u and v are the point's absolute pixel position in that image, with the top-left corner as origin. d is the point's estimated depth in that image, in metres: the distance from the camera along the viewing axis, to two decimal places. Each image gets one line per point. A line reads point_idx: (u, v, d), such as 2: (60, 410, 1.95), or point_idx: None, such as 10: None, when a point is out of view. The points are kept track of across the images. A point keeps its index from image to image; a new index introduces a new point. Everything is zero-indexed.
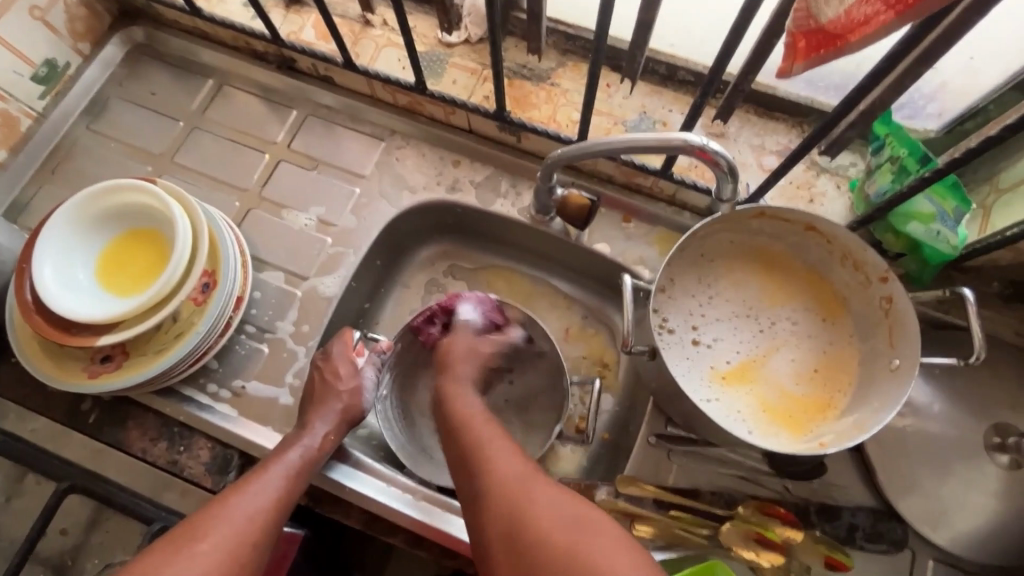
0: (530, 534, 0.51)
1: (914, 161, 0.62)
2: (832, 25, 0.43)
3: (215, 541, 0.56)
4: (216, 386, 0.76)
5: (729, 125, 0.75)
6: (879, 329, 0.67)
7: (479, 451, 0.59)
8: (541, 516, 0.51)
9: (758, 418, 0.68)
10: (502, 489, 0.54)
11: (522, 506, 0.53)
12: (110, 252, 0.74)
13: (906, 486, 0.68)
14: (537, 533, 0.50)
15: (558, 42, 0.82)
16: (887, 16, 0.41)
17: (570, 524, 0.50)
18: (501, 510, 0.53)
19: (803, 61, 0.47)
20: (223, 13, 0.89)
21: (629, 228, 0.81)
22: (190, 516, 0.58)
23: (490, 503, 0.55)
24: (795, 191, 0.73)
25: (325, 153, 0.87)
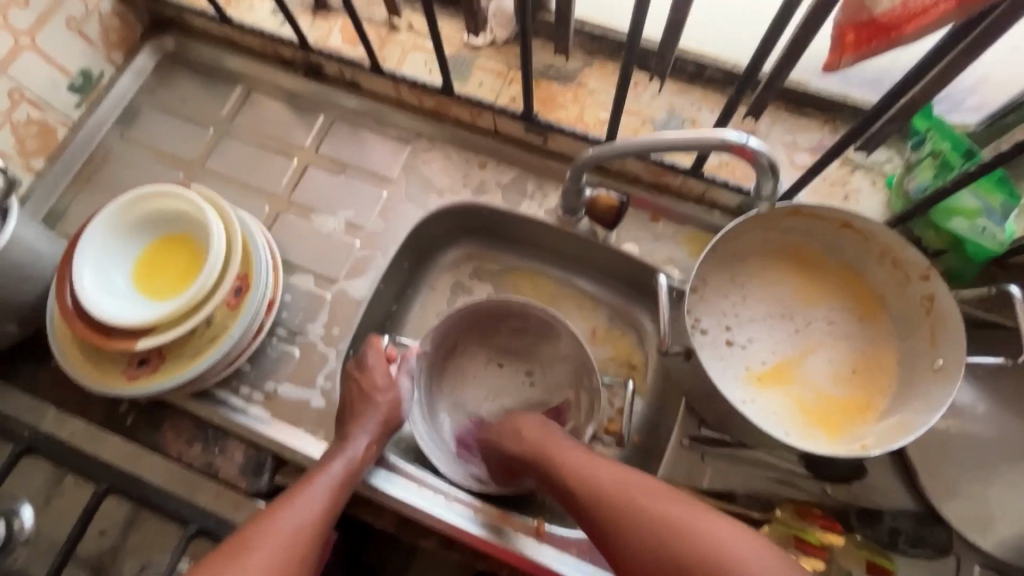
0: (656, 523, 0.55)
1: (957, 155, 0.61)
2: (885, 17, 0.43)
3: (266, 555, 0.57)
4: (249, 388, 0.77)
5: (760, 123, 0.74)
6: (919, 328, 0.66)
7: (577, 469, 0.63)
8: (655, 512, 0.56)
9: (796, 420, 0.66)
10: (612, 493, 0.59)
11: (635, 503, 0.57)
12: (145, 257, 0.75)
13: (949, 489, 0.67)
14: (659, 524, 0.55)
15: (584, 42, 0.82)
16: (945, 6, 0.40)
17: (687, 515, 0.55)
18: (617, 511, 0.57)
19: (851, 54, 0.46)
20: (252, 21, 0.91)
21: (657, 227, 0.80)
22: (239, 527, 0.59)
23: (601, 508, 0.59)
24: (829, 187, 0.71)
25: (353, 157, 0.88)
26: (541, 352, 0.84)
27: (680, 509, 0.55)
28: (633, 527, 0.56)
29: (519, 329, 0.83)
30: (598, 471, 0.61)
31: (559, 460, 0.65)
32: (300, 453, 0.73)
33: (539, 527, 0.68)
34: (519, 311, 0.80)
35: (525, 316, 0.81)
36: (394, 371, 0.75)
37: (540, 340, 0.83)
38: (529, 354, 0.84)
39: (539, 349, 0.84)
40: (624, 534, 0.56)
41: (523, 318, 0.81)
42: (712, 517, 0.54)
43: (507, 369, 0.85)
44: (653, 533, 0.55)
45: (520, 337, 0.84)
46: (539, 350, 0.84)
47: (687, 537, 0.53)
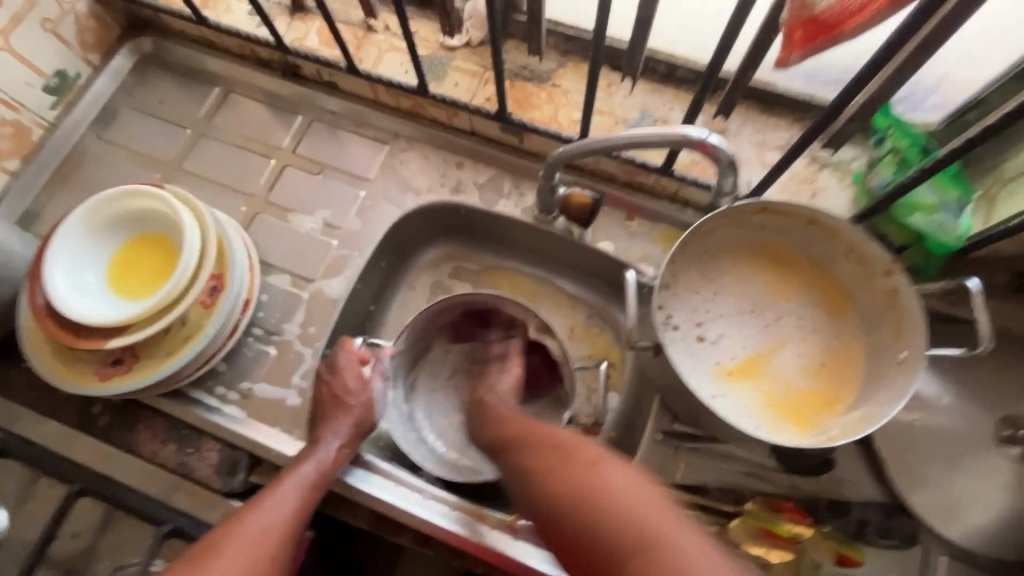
0: (552, 462, 0.55)
1: (914, 152, 0.63)
2: (829, 14, 0.44)
3: (230, 555, 0.56)
4: (224, 388, 0.77)
5: (730, 122, 0.76)
6: (885, 323, 0.67)
7: (511, 420, 0.67)
8: (559, 453, 0.56)
9: (764, 414, 0.67)
10: (533, 438, 0.60)
11: (547, 446, 0.58)
12: (118, 257, 0.75)
13: (917, 481, 0.67)
14: (557, 464, 0.55)
15: (558, 43, 0.83)
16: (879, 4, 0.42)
17: (581, 458, 0.54)
18: (529, 451, 0.59)
19: (800, 50, 0.48)
20: (229, 22, 0.91)
21: (632, 225, 0.81)
22: (206, 534, 0.58)
23: (521, 452, 0.60)
24: (797, 184, 0.73)
25: (330, 157, 0.88)
26: (518, 350, 0.84)
27: (576, 454, 0.54)
28: (536, 466, 0.57)
29: (496, 327, 0.84)
30: (530, 424, 0.64)
31: (497, 417, 0.70)
32: (274, 452, 0.73)
33: (513, 522, 0.68)
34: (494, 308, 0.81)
35: (503, 313, 0.82)
36: (367, 373, 0.75)
37: (517, 337, 0.84)
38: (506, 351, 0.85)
39: (516, 347, 0.84)
40: (529, 473, 0.57)
41: (501, 315, 0.82)
42: (606, 464, 0.52)
43: (486, 366, 0.86)
44: (546, 470, 0.55)
45: (497, 335, 0.85)
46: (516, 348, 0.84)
47: (571, 479, 0.52)
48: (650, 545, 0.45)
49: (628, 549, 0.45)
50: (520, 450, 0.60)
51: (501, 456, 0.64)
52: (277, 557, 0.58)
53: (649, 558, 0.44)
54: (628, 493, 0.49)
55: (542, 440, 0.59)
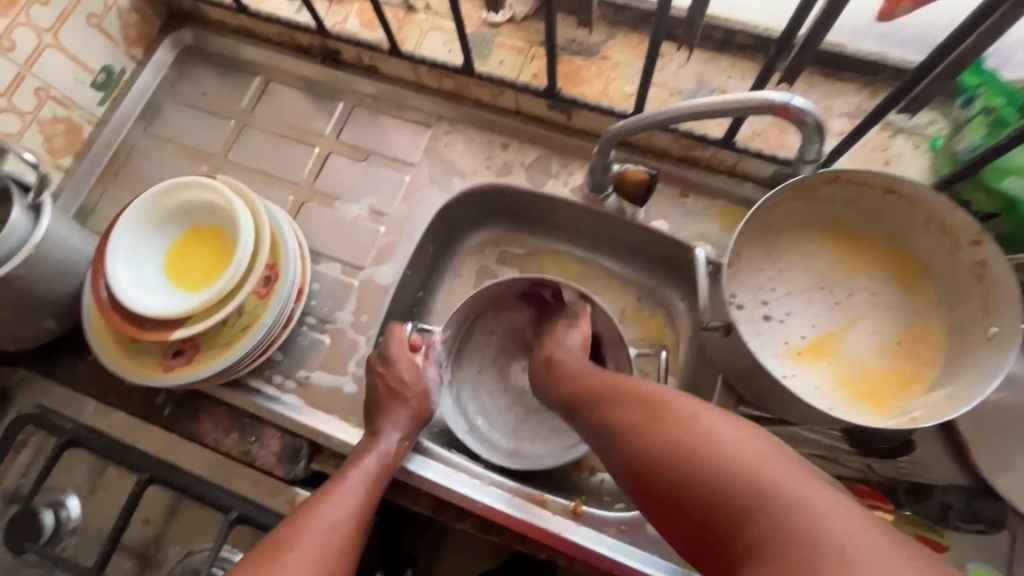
0: (648, 419, 0.51)
1: (1012, 111, 0.57)
2: None
3: (301, 550, 0.56)
4: (281, 376, 0.77)
5: (794, 88, 0.71)
6: (969, 297, 0.63)
7: (590, 375, 0.63)
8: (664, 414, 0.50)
9: (838, 394, 0.65)
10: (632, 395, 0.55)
11: (653, 406, 0.52)
12: (174, 250, 0.75)
13: (1002, 463, 0.64)
14: (663, 423, 0.49)
15: (607, 14, 0.79)
16: None
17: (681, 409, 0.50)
18: (611, 403, 0.56)
19: None
20: (269, 9, 0.90)
21: (687, 202, 0.78)
22: (275, 531, 0.58)
23: (618, 407, 0.55)
24: (869, 153, 0.68)
25: (374, 143, 0.87)
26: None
27: (678, 406, 0.50)
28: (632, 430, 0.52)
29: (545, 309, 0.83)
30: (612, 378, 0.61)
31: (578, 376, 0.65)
32: (334, 440, 0.73)
33: (576, 507, 0.68)
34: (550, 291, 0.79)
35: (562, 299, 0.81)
36: (418, 360, 0.74)
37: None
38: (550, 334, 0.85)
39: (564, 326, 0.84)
40: (624, 427, 0.53)
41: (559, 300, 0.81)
42: (710, 413, 0.48)
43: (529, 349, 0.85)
44: (648, 433, 0.50)
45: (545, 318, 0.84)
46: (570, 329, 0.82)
47: (676, 437, 0.47)
48: (770, 495, 0.40)
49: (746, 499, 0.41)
50: (617, 408, 0.55)
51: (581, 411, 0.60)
52: (346, 551, 0.58)
53: (769, 510, 0.40)
54: (740, 447, 0.44)
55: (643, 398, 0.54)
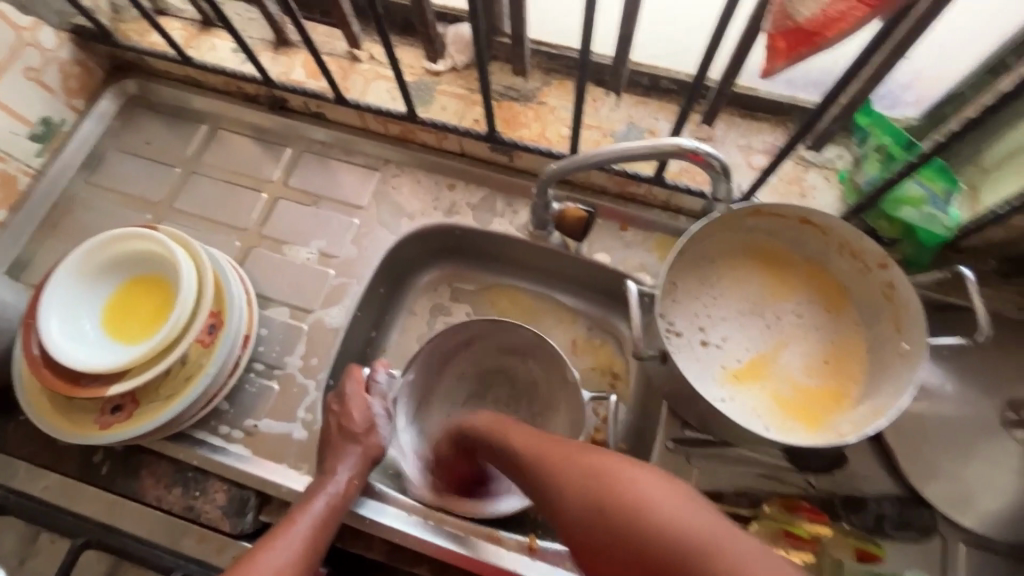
0: (598, 491, 0.49)
1: (900, 148, 0.64)
2: (807, 23, 0.46)
3: None
4: (228, 427, 0.75)
5: (715, 128, 0.77)
6: (883, 314, 0.68)
7: (522, 434, 0.61)
8: (597, 481, 0.50)
9: (774, 414, 0.68)
10: (561, 458, 0.54)
11: (586, 471, 0.51)
12: (114, 302, 0.74)
13: (928, 472, 0.68)
14: (601, 491, 0.49)
15: (542, 62, 0.83)
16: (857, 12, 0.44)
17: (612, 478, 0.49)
18: (548, 471, 0.54)
19: (783, 59, 0.50)
20: (215, 61, 0.90)
21: (627, 235, 0.82)
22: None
23: (552, 476, 0.53)
24: (786, 186, 0.74)
25: (323, 187, 0.88)
26: (530, 367, 0.84)
27: (625, 470, 0.50)
28: (583, 499, 0.50)
29: (504, 347, 0.84)
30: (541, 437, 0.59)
31: (511, 434, 0.62)
32: (283, 489, 0.71)
33: (530, 543, 0.68)
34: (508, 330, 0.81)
35: (516, 333, 0.82)
36: (370, 398, 0.74)
37: (529, 358, 0.84)
38: (518, 372, 0.85)
39: (527, 362, 0.84)
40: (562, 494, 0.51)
41: (512, 333, 0.82)
42: (659, 480, 0.48)
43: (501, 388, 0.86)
44: (602, 505, 0.48)
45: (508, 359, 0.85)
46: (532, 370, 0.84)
47: (631, 504, 0.47)
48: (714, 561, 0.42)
49: (697, 549, 0.43)
50: (552, 470, 0.54)
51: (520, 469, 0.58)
52: None
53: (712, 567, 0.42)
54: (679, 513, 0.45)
55: (584, 464, 0.52)
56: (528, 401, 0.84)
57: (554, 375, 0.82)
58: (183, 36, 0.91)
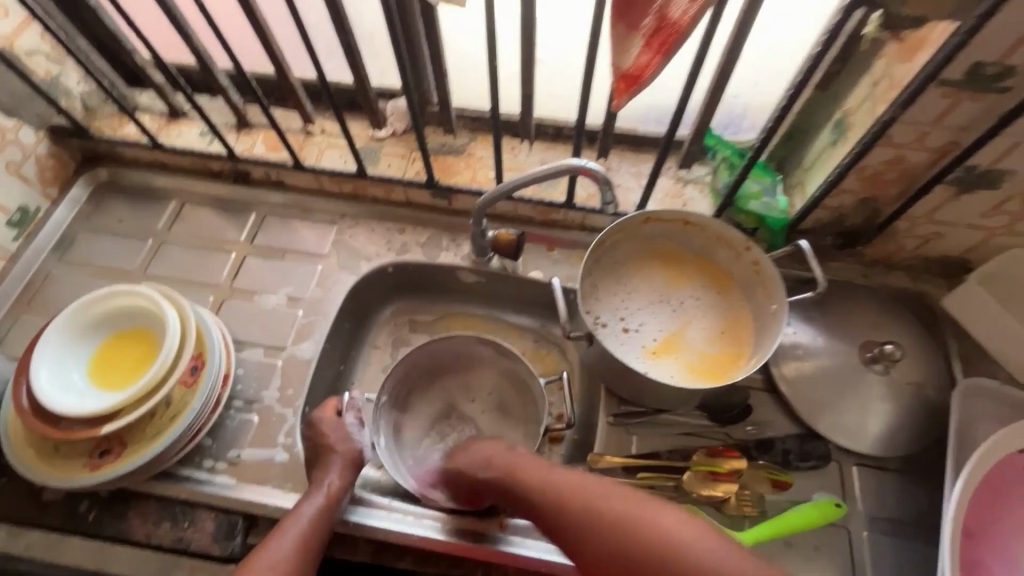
0: (601, 513, 0.61)
1: (736, 157, 0.87)
2: (631, 68, 0.54)
3: None
4: (212, 460, 0.81)
5: (610, 161, 0.96)
6: (757, 288, 0.86)
7: (522, 469, 0.72)
8: (597, 499, 0.62)
9: (688, 378, 0.82)
10: (562, 489, 0.66)
11: (587, 496, 0.63)
12: (99, 355, 0.81)
13: (820, 410, 0.84)
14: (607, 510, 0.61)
15: (468, 123, 1.02)
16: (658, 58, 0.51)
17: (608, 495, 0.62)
18: (550, 498, 0.66)
19: (626, 96, 0.56)
20: (183, 144, 1.03)
21: (553, 254, 0.98)
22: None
23: (554, 503, 0.65)
24: (669, 200, 0.93)
25: (287, 243, 1.00)
26: (474, 384, 0.96)
27: (619, 493, 0.62)
28: (582, 518, 0.62)
29: (454, 368, 0.95)
30: (548, 469, 0.69)
31: (512, 470, 0.72)
32: (269, 507, 0.77)
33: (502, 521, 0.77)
34: (468, 346, 0.93)
35: (473, 352, 0.94)
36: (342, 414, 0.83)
37: (492, 371, 0.95)
38: (479, 386, 0.96)
39: (474, 378, 0.96)
40: (565, 516, 0.63)
41: (467, 354, 0.94)
42: (657, 502, 0.60)
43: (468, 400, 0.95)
44: (610, 528, 0.60)
45: (456, 379, 0.96)
46: (493, 381, 0.95)
47: (624, 514, 0.60)
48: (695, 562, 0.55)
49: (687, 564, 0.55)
50: (555, 499, 0.65)
51: (530, 507, 0.68)
52: None
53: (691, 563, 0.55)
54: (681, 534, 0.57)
55: (581, 488, 0.65)
56: (493, 411, 0.95)
57: (514, 381, 0.94)
58: (153, 126, 1.04)
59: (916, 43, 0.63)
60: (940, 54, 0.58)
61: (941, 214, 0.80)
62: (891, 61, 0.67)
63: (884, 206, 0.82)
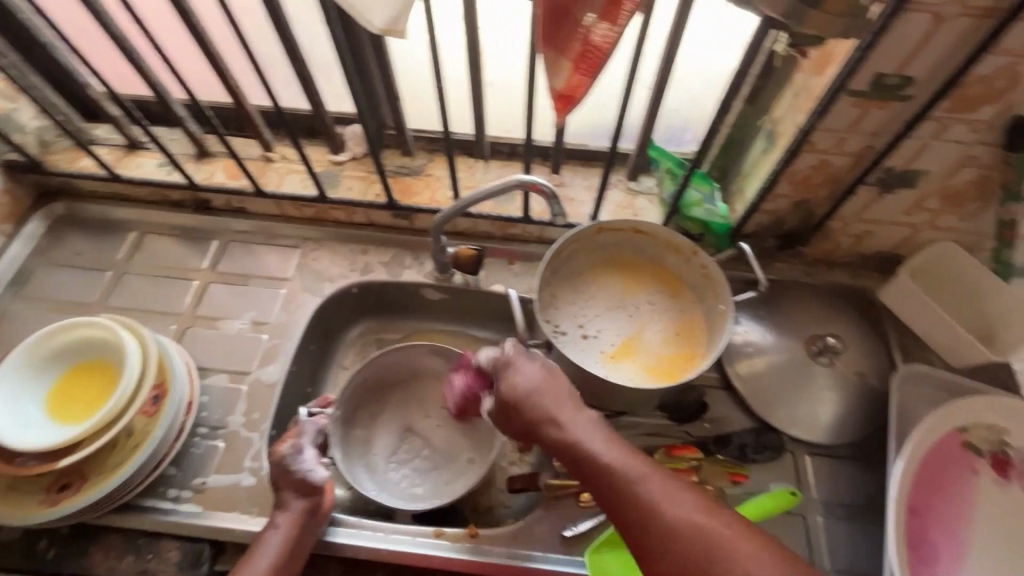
0: (695, 533, 0.55)
1: (677, 168, 0.91)
2: (564, 88, 0.57)
3: None
4: (177, 489, 0.81)
5: (563, 176, 1.01)
6: (706, 290, 0.90)
7: (600, 447, 0.63)
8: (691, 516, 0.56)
9: (646, 379, 0.86)
10: (657, 491, 0.58)
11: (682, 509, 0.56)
12: (58, 389, 0.80)
13: (773, 403, 0.88)
14: (701, 533, 0.55)
15: (425, 144, 1.05)
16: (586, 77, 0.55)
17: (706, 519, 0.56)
18: (637, 492, 0.58)
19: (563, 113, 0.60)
20: (141, 175, 1.03)
21: (514, 267, 1.01)
22: None
23: (639, 499, 0.58)
24: (621, 211, 0.97)
25: (250, 269, 1.01)
26: (427, 399, 0.96)
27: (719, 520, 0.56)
28: (667, 526, 0.56)
29: (404, 383, 0.97)
30: (637, 459, 0.62)
31: (590, 442, 0.64)
32: (237, 532, 0.77)
33: (471, 530, 0.78)
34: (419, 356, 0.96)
35: (423, 365, 0.97)
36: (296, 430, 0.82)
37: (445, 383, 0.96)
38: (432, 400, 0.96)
39: (424, 393, 0.96)
40: (649, 516, 0.57)
41: (417, 368, 0.97)
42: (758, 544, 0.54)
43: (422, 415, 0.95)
44: (699, 553, 0.54)
45: (409, 394, 0.96)
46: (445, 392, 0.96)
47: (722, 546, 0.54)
48: None
49: None
50: (641, 495, 0.58)
51: (603, 486, 0.60)
52: None
53: None
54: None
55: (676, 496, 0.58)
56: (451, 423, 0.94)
57: None
58: (110, 158, 1.05)
59: (824, 58, 0.68)
60: (844, 68, 0.64)
61: (869, 213, 0.86)
62: (806, 74, 0.72)
63: (817, 208, 0.88)
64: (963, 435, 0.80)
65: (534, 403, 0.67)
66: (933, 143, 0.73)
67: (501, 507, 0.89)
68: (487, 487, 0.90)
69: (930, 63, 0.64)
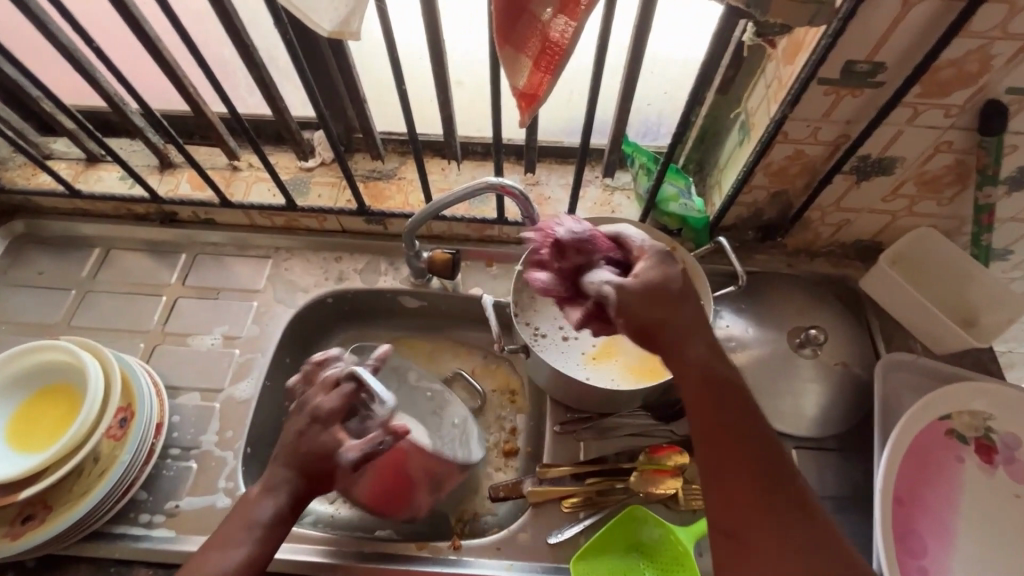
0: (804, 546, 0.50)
1: (651, 163, 0.90)
2: (527, 87, 0.55)
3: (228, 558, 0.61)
4: (149, 514, 0.78)
5: (539, 175, 0.99)
6: None
7: (748, 419, 0.55)
8: (806, 529, 0.51)
9: (628, 378, 0.84)
10: (786, 493, 0.53)
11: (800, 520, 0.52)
12: (20, 416, 0.77)
13: (758, 398, 0.86)
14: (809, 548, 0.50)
15: (396, 147, 1.02)
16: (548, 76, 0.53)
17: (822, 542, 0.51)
18: (761, 483, 0.53)
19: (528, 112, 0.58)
20: (103, 189, 1.00)
21: (493, 270, 1.00)
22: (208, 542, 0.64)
23: (760, 485, 0.52)
24: (598, 208, 0.96)
25: (220, 282, 0.98)
26: None
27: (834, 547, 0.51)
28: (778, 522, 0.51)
29: None
30: (778, 458, 0.54)
31: (737, 408, 0.56)
32: None
33: (455, 542, 0.77)
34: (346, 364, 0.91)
35: None
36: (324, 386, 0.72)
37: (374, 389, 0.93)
38: None
39: None
40: (760, 504, 0.52)
41: None
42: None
43: None
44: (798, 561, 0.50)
45: None
46: None
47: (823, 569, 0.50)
48: None
49: None
50: (765, 483, 0.52)
51: (726, 452, 0.54)
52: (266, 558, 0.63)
53: None
54: None
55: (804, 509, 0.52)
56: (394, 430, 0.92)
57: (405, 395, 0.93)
58: (70, 173, 1.01)
59: (795, 47, 0.67)
60: (812, 58, 0.63)
61: (846, 202, 0.85)
62: (778, 64, 0.71)
63: (795, 198, 0.87)
64: (947, 423, 0.80)
65: (685, 313, 0.56)
66: (908, 129, 0.72)
67: (486, 516, 0.87)
68: (473, 495, 0.88)
69: (899, 49, 0.63)
